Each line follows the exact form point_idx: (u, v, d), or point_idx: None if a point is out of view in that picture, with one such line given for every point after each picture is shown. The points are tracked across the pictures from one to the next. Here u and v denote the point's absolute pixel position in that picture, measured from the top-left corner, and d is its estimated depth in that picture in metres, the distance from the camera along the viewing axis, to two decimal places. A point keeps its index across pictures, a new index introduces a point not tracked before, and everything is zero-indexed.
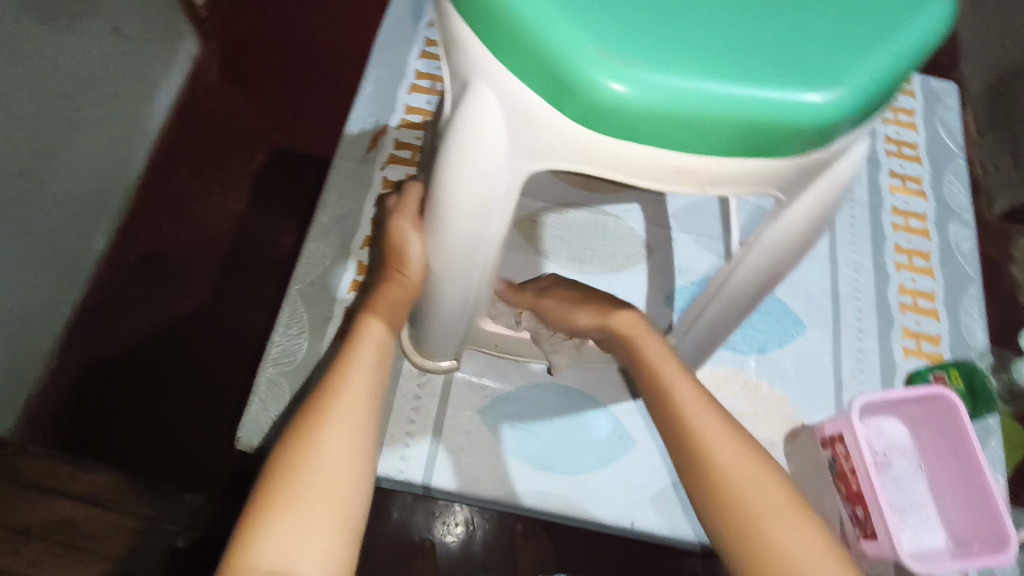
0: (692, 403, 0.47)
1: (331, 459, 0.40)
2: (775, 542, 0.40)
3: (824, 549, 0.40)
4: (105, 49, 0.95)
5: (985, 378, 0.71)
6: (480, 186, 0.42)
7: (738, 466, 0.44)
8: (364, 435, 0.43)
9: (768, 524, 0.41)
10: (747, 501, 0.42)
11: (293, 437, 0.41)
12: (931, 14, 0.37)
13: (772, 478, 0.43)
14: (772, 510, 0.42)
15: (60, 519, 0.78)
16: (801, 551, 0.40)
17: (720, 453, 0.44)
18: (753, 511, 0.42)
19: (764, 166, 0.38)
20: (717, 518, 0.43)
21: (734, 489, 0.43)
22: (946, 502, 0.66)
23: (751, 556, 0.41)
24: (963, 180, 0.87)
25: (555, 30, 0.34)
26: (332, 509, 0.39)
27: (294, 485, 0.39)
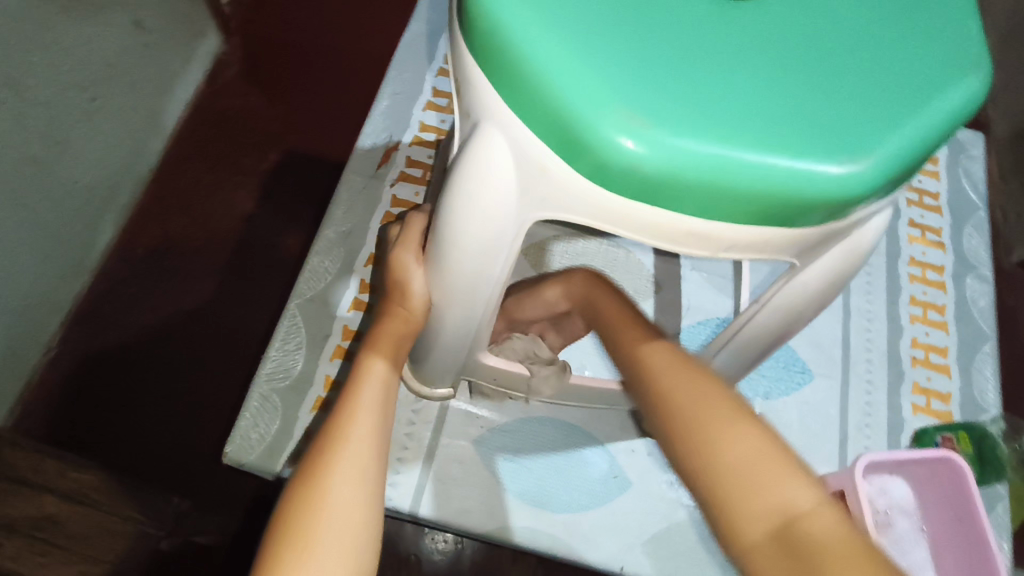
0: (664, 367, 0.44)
1: (345, 509, 0.39)
2: (739, 458, 0.38)
3: (786, 462, 0.38)
4: (125, 42, 0.94)
5: (995, 444, 0.70)
6: (486, 231, 0.41)
7: (692, 390, 0.41)
8: (374, 481, 0.42)
9: (730, 440, 0.38)
10: (708, 422, 0.39)
11: (303, 489, 0.40)
12: (965, 89, 0.35)
13: (725, 396, 0.41)
14: (733, 425, 0.39)
15: (43, 516, 0.76)
16: (765, 466, 0.37)
17: (675, 381, 0.42)
18: (710, 429, 0.39)
19: (780, 235, 0.37)
20: (676, 438, 0.40)
21: (691, 411, 0.40)
22: (947, 569, 0.63)
23: (712, 474, 0.38)
24: (984, 233, 0.85)
25: (571, 85, 0.33)
26: (347, 557, 0.37)
27: (309, 541, 0.37)
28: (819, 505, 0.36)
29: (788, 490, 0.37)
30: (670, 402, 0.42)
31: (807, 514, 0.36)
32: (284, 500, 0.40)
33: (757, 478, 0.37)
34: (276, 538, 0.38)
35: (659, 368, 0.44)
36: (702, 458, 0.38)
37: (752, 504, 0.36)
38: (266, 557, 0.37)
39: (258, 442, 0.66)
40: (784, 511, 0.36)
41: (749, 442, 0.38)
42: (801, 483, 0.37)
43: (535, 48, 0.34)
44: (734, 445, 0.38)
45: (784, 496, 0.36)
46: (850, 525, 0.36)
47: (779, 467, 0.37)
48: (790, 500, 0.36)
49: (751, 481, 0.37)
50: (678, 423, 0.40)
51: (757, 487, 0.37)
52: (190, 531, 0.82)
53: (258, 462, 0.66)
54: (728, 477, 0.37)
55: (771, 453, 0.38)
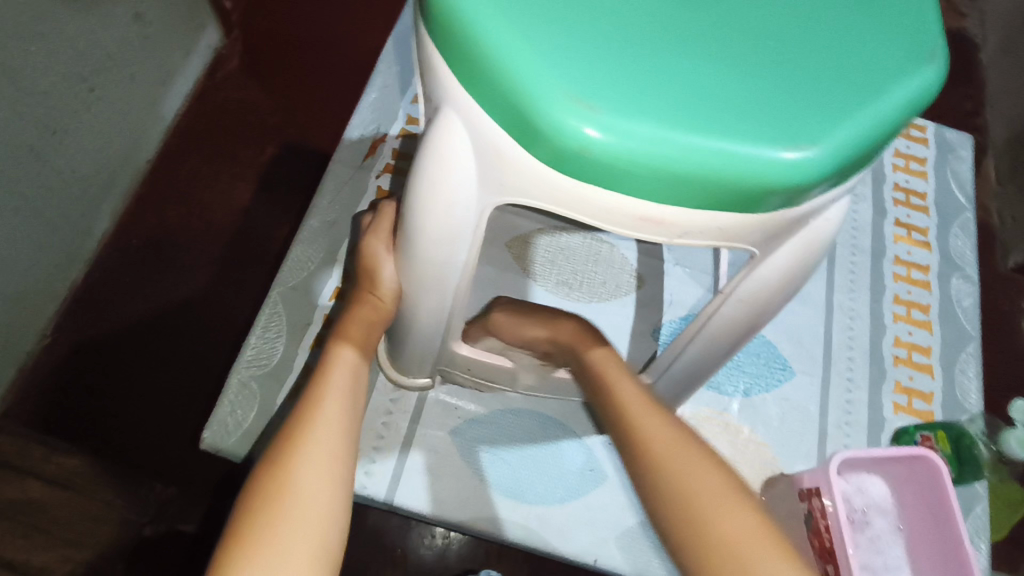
0: (661, 438, 0.45)
1: (310, 490, 0.39)
2: (734, 539, 0.39)
3: (773, 544, 0.40)
4: (126, 34, 0.94)
5: (972, 443, 0.70)
6: (446, 216, 0.41)
7: (689, 462, 0.43)
8: (341, 464, 0.42)
9: (727, 520, 0.40)
10: (706, 500, 0.41)
11: (268, 469, 0.40)
12: (919, 78, 0.36)
13: (721, 475, 0.42)
14: (728, 506, 0.41)
15: (25, 500, 0.74)
16: (753, 547, 0.39)
17: (672, 453, 0.43)
18: (705, 506, 0.41)
19: (734, 221, 0.37)
20: (668, 509, 0.42)
21: (685, 487, 0.42)
22: (921, 567, 0.62)
23: (702, 549, 0.39)
24: (971, 234, 0.85)
25: (526, 70, 0.34)
26: (311, 536, 0.37)
27: (272, 519, 0.37)
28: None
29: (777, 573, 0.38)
30: (665, 475, 0.43)
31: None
32: (250, 481, 0.40)
33: (750, 561, 0.39)
34: (239, 518, 0.38)
35: (655, 437, 0.45)
36: (697, 536, 0.40)
37: None
38: (229, 536, 0.37)
39: (234, 428, 0.67)
40: None
41: (743, 524, 0.40)
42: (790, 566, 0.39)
43: (494, 35, 0.34)
44: (731, 525, 0.40)
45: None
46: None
47: (770, 548, 0.39)
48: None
49: (741, 561, 0.38)
50: (672, 496, 0.42)
51: (749, 569, 0.38)
52: (174, 519, 0.83)
53: (235, 448, 0.66)
54: (722, 556, 0.39)
55: (763, 537, 0.40)
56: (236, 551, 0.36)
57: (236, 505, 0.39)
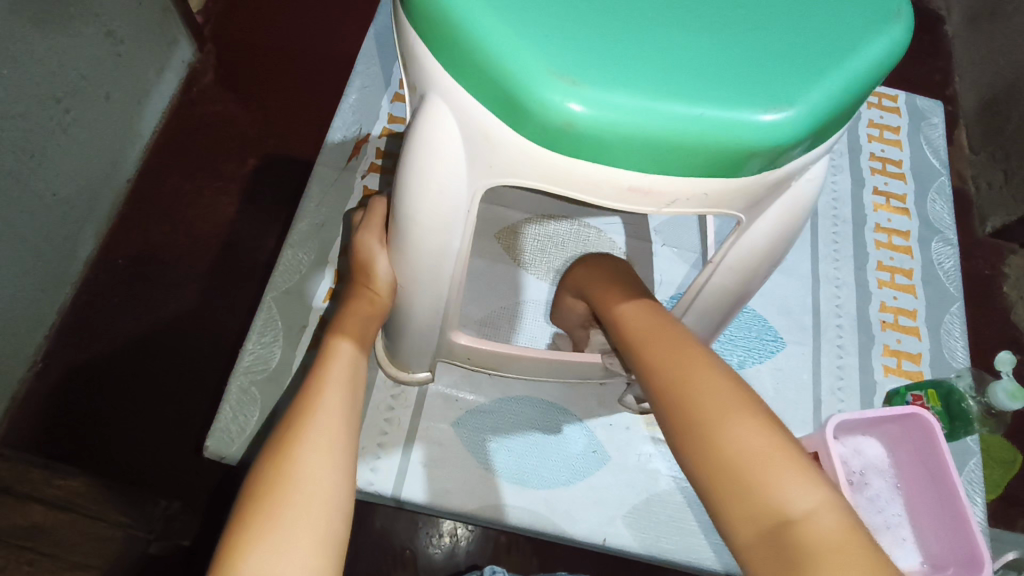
0: (678, 360, 0.43)
1: (314, 477, 0.39)
2: (743, 453, 0.37)
3: (790, 461, 0.36)
4: (100, 52, 0.93)
5: (962, 398, 0.72)
6: (439, 201, 0.42)
7: (703, 381, 0.41)
8: (343, 452, 0.42)
9: (736, 432, 0.37)
10: (715, 413, 0.39)
11: (271, 460, 0.40)
12: (886, 38, 0.37)
13: (733, 391, 0.40)
14: (741, 421, 0.38)
15: (29, 525, 0.75)
16: (767, 461, 0.36)
17: (682, 374, 0.42)
18: (713, 421, 0.38)
19: (719, 186, 0.39)
20: (680, 426, 0.40)
21: (692, 403, 0.40)
22: (921, 522, 0.64)
23: (708, 465, 0.37)
24: (948, 198, 0.87)
25: (509, 51, 0.34)
26: (318, 520, 0.38)
27: (277, 506, 0.37)
28: (817, 507, 0.34)
29: (790, 492, 0.35)
30: (676, 391, 0.41)
31: (804, 517, 0.34)
32: (253, 472, 0.40)
33: (757, 476, 0.36)
34: (245, 507, 0.38)
35: (667, 362, 0.43)
36: (705, 451, 0.38)
37: (749, 501, 0.35)
38: (235, 524, 0.37)
39: (237, 434, 0.67)
40: (779, 511, 0.34)
41: (754, 438, 0.37)
42: (808, 483, 0.35)
43: (474, 20, 0.35)
44: (740, 440, 0.37)
45: (781, 496, 0.35)
46: (854, 526, 0.34)
47: (784, 464, 0.36)
48: (789, 501, 0.35)
49: (752, 475, 0.36)
50: (679, 413, 0.40)
51: (753, 485, 0.35)
52: (179, 534, 0.81)
53: (238, 454, 0.66)
54: (730, 471, 0.36)
55: (777, 451, 0.37)
56: (244, 537, 0.36)
57: (240, 497, 0.39)
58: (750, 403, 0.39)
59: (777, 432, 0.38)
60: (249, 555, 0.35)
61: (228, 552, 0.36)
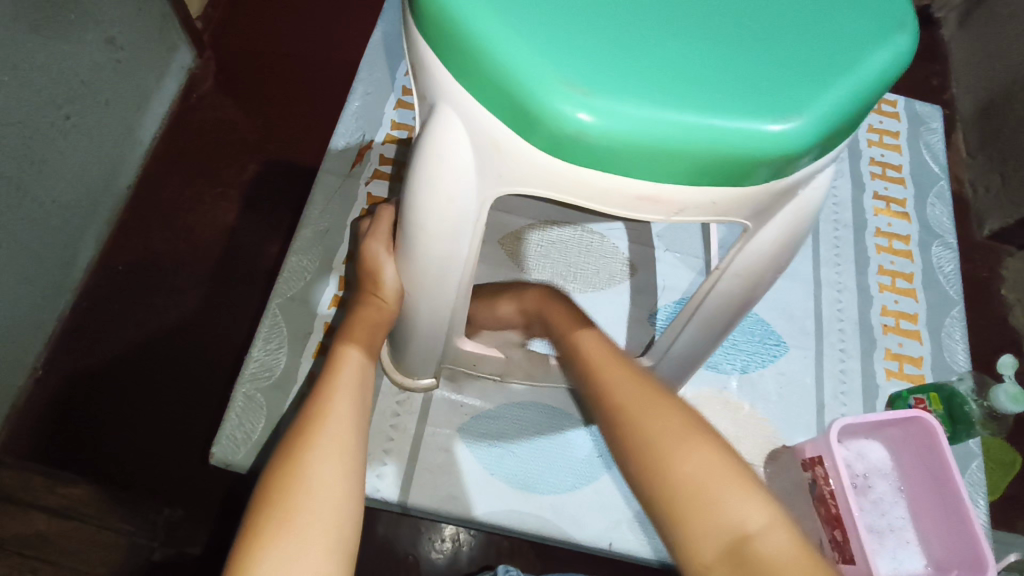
0: (626, 392, 0.44)
1: (325, 482, 0.40)
2: (698, 480, 0.38)
3: (739, 480, 0.39)
4: (99, 59, 0.93)
5: (965, 402, 0.71)
6: (448, 210, 0.42)
7: (654, 411, 0.42)
8: (353, 457, 0.43)
9: (689, 462, 0.39)
10: (666, 443, 0.40)
11: (282, 465, 0.40)
12: (890, 48, 0.38)
13: (681, 420, 0.41)
14: (692, 447, 0.40)
15: (33, 533, 0.78)
16: (720, 485, 0.38)
17: (633, 405, 0.43)
18: (665, 452, 0.40)
19: (727, 195, 0.39)
20: (633, 461, 0.41)
21: (644, 436, 0.41)
22: (925, 525, 0.64)
23: (665, 497, 0.39)
24: (947, 203, 0.88)
25: (520, 62, 0.35)
26: (329, 524, 0.38)
27: (289, 511, 0.38)
28: (767, 522, 0.37)
29: (743, 512, 0.37)
30: (630, 423, 0.42)
31: (759, 535, 0.37)
32: (265, 476, 0.40)
33: (712, 501, 0.38)
34: (257, 512, 0.38)
35: (616, 395, 0.44)
36: (660, 478, 0.39)
37: (707, 525, 0.37)
38: (248, 529, 0.37)
39: (243, 441, 0.67)
40: (735, 532, 0.37)
41: (707, 462, 0.39)
42: (758, 500, 0.38)
43: (485, 29, 0.36)
44: (692, 466, 0.39)
45: (735, 517, 0.37)
46: (797, 535, 0.38)
47: (737, 487, 0.38)
48: (742, 521, 0.37)
49: (707, 502, 0.38)
50: (633, 445, 0.41)
51: (710, 510, 0.38)
52: (184, 541, 0.82)
53: (245, 462, 0.66)
54: (688, 500, 0.38)
55: (729, 474, 0.39)
56: (256, 543, 0.36)
57: (251, 503, 0.40)
58: (698, 429, 0.41)
59: (724, 453, 0.40)
60: (262, 561, 0.36)
61: (241, 560, 0.36)
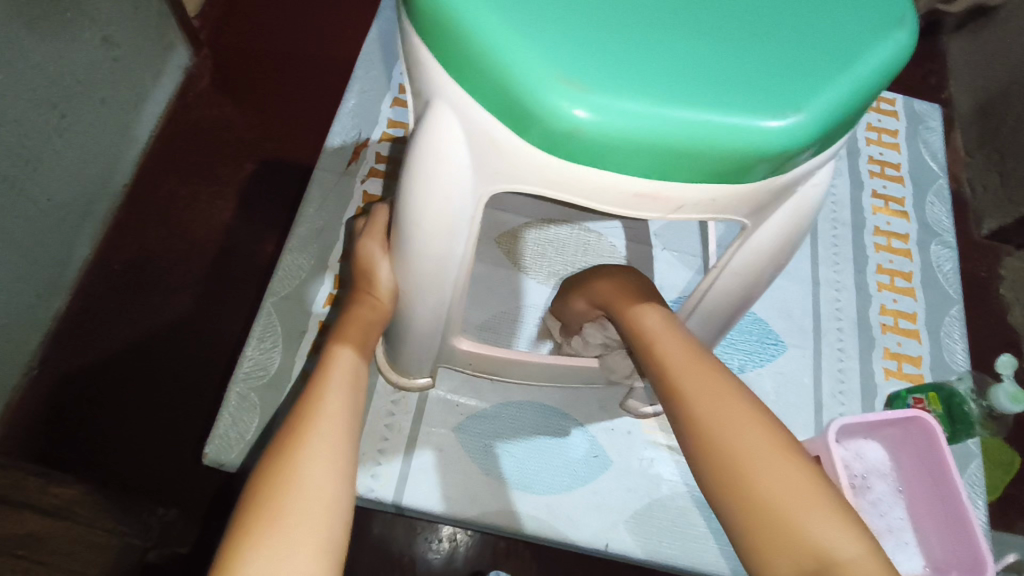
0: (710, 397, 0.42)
1: (316, 482, 0.39)
2: (782, 499, 0.37)
3: (827, 505, 0.37)
4: (95, 57, 0.92)
5: (963, 402, 0.71)
6: (444, 208, 0.41)
7: (745, 421, 0.40)
8: (344, 457, 0.42)
9: (778, 479, 0.37)
10: (751, 460, 0.38)
11: (273, 463, 0.40)
12: (891, 44, 0.37)
13: (772, 435, 0.40)
14: (782, 467, 0.38)
15: (26, 534, 0.68)
16: (806, 506, 0.36)
17: (714, 412, 0.41)
18: (751, 466, 0.38)
19: (725, 192, 0.39)
20: (713, 471, 0.39)
21: (728, 446, 0.39)
22: (924, 527, 0.64)
23: (747, 510, 0.37)
24: (946, 201, 0.87)
25: (514, 57, 0.34)
26: (320, 524, 0.37)
27: (279, 510, 0.37)
28: (859, 554, 0.35)
29: (829, 537, 0.35)
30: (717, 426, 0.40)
31: (846, 563, 0.34)
32: (255, 476, 0.40)
33: (799, 523, 0.36)
34: (247, 510, 0.38)
35: (697, 395, 0.42)
36: (742, 493, 0.38)
37: (788, 545, 0.35)
38: (236, 527, 0.37)
39: (236, 441, 0.66)
40: (819, 556, 0.35)
41: (794, 485, 0.37)
42: (849, 530, 0.36)
43: (480, 24, 0.35)
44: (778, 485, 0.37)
45: (823, 542, 0.35)
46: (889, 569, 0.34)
47: (827, 512, 0.36)
48: (828, 549, 0.35)
49: (790, 521, 0.36)
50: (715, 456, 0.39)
51: (795, 533, 0.35)
52: (177, 541, 0.82)
53: (237, 461, 0.66)
54: (771, 515, 0.36)
55: (815, 499, 0.37)
56: (244, 543, 0.36)
57: (239, 502, 0.39)
58: (790, 450, 0.39)
59: (812, 476, 0.38)
60: (251, 559, 0.35)
61: (227, 559, 0.35)
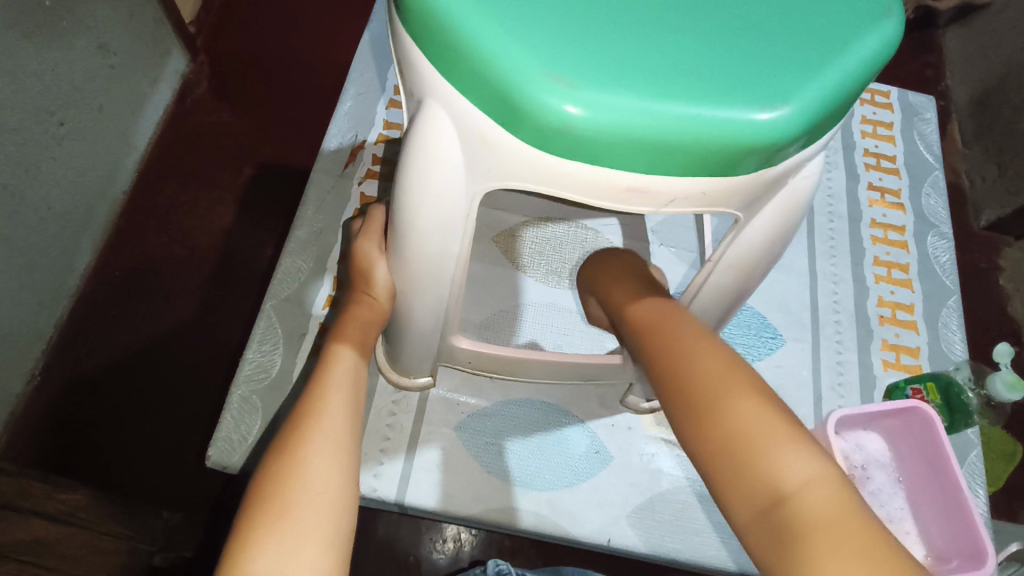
0: (681, 345, 0.44)
1: (320, 477, 0.40)
2: (738, 427, 0.37)
3: (787, 434, 0.37)
4: (92, 65, 0.93)
5: (961, 391, 0.71)
6: (438, 207, 0.42)
7: (706, 364, 0.41)
8: (347, 453, 0.42)
9: (734, 407, 0.38)
10: (711, 394, 0.39)
11: (278, 460, 0.40)
12: (877, 35, 0.38)
13: (735, 369, 0.40)
14: (738, 397, 0.38)
15: (31, 539, 0.68)
16: (765, 434, 0.37)
17: (683, 356, 0.43)
18: (712, 400, 0.39)
19: (716, 184, 0.39)
20: (679, 409, 0.40)
21: (692, 384, 0.40)
22: (924, 516, 0.64)
23: (707, 444, 0.38)
24: (942, 192, 0.88)
25: (504, 55, 0.35)
26: (326, 517, 0.38)
27: (285, 505, 0.38)
28: (814, 478, 0.35)
29: (784, 465, 0.35)
30: (680, 373, 0.42)
31: (798, 490, 0.34)
32: (260, 472, 0.40)
33: (757, 452, 0.36)
34: (252, 506, 0.38)
35: (668, 346, 0.44)
36: (703, 429, 0.38)
37: (743, 475, 0.36)
38: (243, 522, 0.37)
39: (239, 443, 0.67)
40: (774, 485, 0.35)
41: (753, 413, 0.37)
42: (805, 453, 0.36)
43: (470, 24, 0.35)
44: (737, 414, 0.38)
45: (777, 469, 0.35)
46: (848, 496, 0.34)
47: (781, 438, 0.36)
48: (782, 476, 0.35)
49: (747, 450, 0.36)
50: (680, 396, 0.41)
51: (751, 463, 0.36)
52: (181, 546, 0.81)
53: (240, 464, 0.66)
54: (726, 447, 0.37)
55: (774, 425, 0.37)
56: (251, 539, 0.36)
57: (244, 500, 0.39)
58: (749, 380, 0.40)
59: (775, 406, 0.38)
60: (258, 554, 0.35)
61: (235, 556, 0.35)
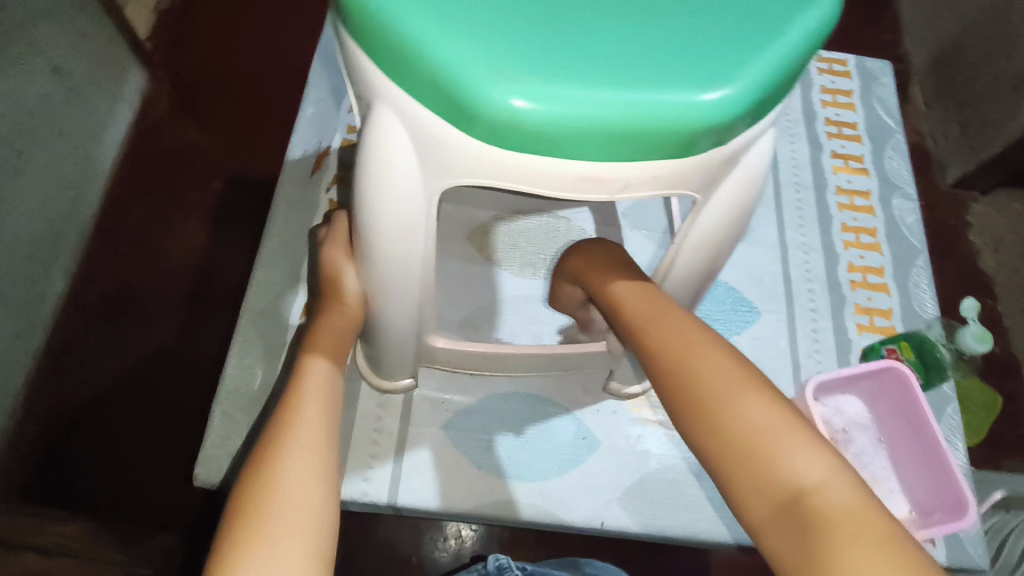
0: (679, 344, 0.44)
1: (297, 491, 0.40)
2: (750, 429, 0.38)
3: (796, 432, 0.38)
4: (46, 90, 0.91)
5: (934, 348, 0.74)
6: (398, 210, 0.42)
7: (710, 365, 0.42)
8: (325, 465, 0.42)
9: (744, 409, 0.39)
10: (720, 396, 0.40)
11: (253, 477, 0.40)
12: (816, 9, 0.38)
13: (738, 369, 0.41)
14: (745, 399, 0.39)
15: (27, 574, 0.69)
16: (776, 434, 0.38)
17: (684, 356, 0.43)
18: (722, 403, 0.40)
19: (670, 167, 0.39)
20: (686, 410, 0.41)
21: (698, 387, 0.41)
22: (906, 474, 0.65)
23: (720, 445, 0.39)
24: (904, 154, 0.89)
25: (448, 55, 0.35)
26: (305, 530, 0.38)
27: (263, 520, 0.37)
28: (827, 475, 0.36)
29: (797, 463, 0.36)
30: (685, 375, 0.42)
31: (814, 487, 0.35)
32: (237, 489, 0.40)
33: (771, 451, 0.37)
34: (230, 523, 0.38)
35: (665, 345, 0.45)
36: (714, 432, 0.39)
37: (759, 474, 0.37)
38: (221, 540, 0.37)
39: (226, 459, 0.66)
40: (790, 483, 0.36)
41: (762, 415, 0.39)
42: (817, 453, 0.37)
43: (412, 26, 0.35)
44: (747, 416, 0.39)
45: (792, 468, 0.36)
46: (861, 490, 0.35)
47: (791, 437, 0.38)
48: (797, 474, 0.36)
49: (760, 450, 0.37)
50: (687, 399, 0.41)
51: (766, 462, 0.37)
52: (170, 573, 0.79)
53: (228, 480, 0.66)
54: (740, 448, 0.38)
55: (784, 424, 0.38)
56: (229, 555, 0.36)
57: (222, 518, 0.39)
58: (755, 381, 0.41)
59: (779, 404, 0.40)
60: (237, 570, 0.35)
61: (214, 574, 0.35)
